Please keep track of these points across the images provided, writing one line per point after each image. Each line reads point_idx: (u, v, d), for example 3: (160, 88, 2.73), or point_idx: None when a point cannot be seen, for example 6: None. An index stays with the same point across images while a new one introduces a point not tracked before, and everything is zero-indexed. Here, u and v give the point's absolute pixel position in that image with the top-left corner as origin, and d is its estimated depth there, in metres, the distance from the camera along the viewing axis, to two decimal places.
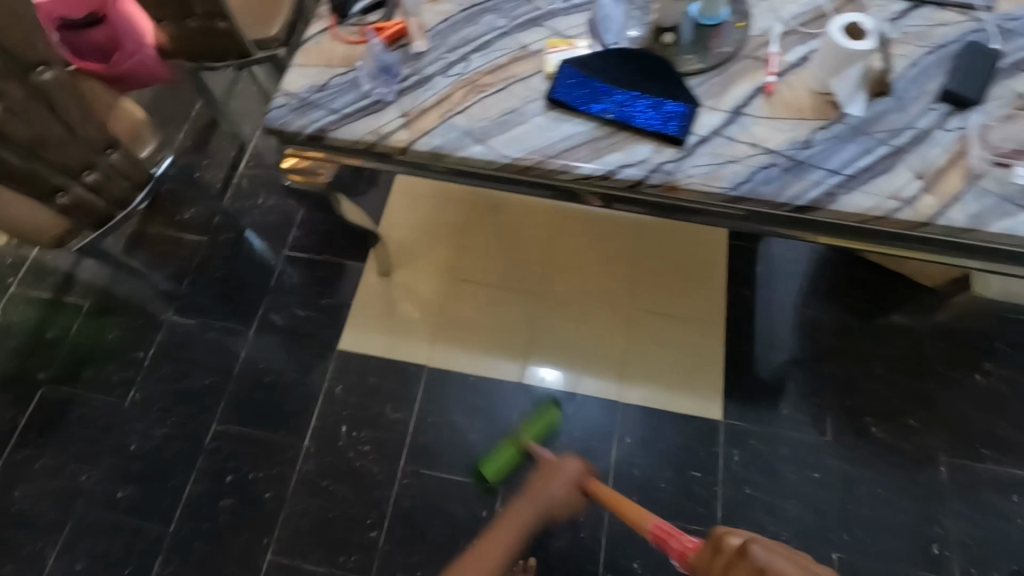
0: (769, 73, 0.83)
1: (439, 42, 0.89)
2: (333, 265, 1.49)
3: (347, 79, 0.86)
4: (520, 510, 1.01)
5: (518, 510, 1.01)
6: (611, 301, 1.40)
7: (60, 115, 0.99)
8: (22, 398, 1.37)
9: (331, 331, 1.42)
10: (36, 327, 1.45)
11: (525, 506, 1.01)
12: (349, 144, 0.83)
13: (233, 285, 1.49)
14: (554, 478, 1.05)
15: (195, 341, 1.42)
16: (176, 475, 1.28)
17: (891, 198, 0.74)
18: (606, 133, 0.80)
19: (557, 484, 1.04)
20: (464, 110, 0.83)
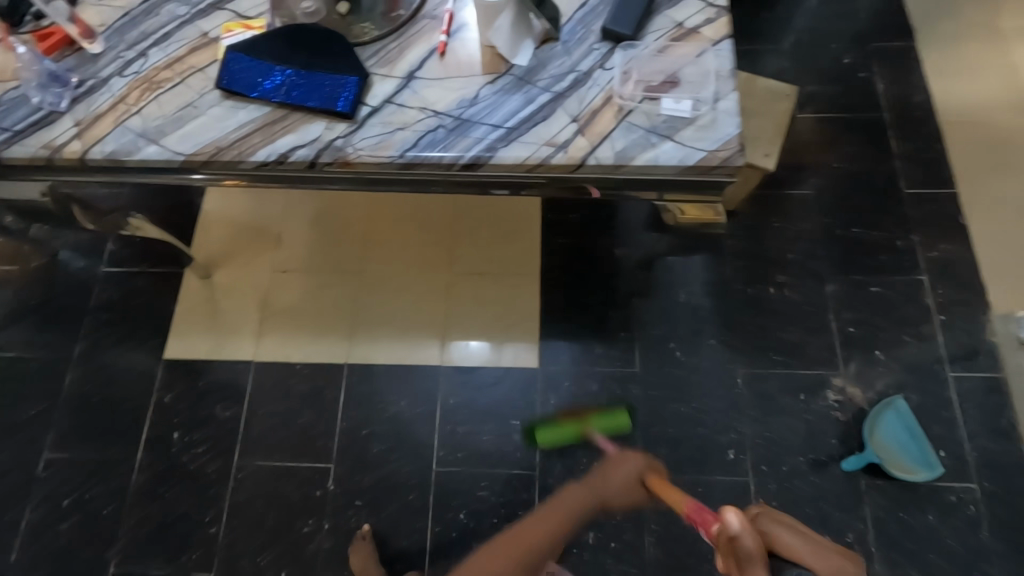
0: (442, 33, 0.83)
1: (117, 41, 0.86)
2: (153, 274, 1.47)
3: (18, 94, 0.83)
4: (563, 498, 0.97)
5: (562, 498, 0.97)
6: (427, 269, 1.44)
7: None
8: None
9: (156, 342, 1.42)
10: None
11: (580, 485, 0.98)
12: (28, 161, 0.82)
13: (51, 309, 1.46)
14: (614, 462, 1.01)
15: (18, 373, 1.41)
16: (14, 506, 1.30)
17: (546, 144, 0.76)
18: (280, 116, 0.80)
19: (619, 470, 0.99)
20: (139, 110, 0.82)
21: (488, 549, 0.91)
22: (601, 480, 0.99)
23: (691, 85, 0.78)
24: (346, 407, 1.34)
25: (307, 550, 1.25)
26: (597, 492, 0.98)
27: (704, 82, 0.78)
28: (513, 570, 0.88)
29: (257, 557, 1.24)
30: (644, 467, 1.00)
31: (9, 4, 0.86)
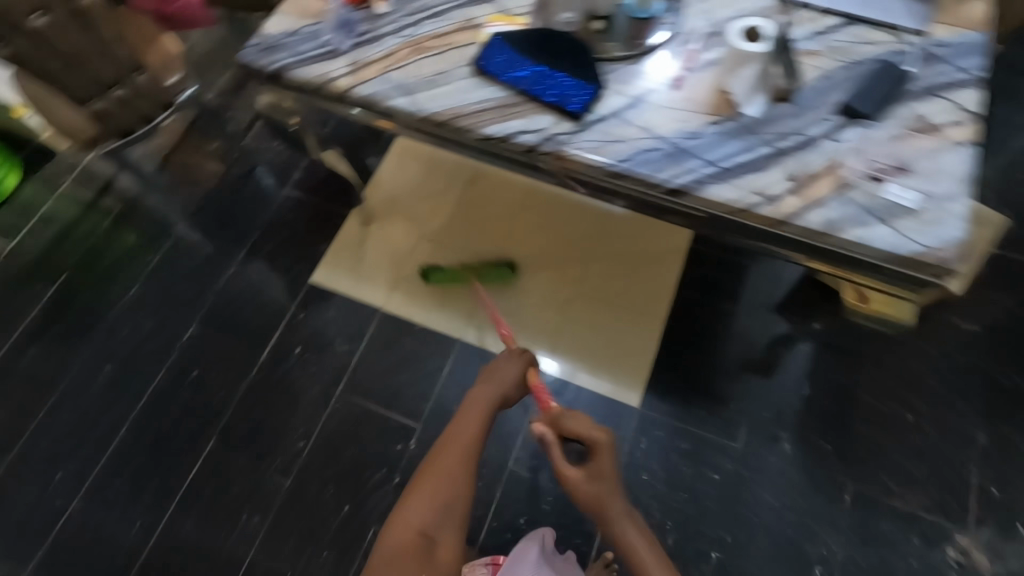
0: (681, 69, 0.89)
1: (400, 7, 1.00)
2: (322, 208, 1.66)
3: (314, 30, 0.99)
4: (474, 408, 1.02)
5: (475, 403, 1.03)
6: (557, 280, 1.49)
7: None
8: (49, 275, 1.63)
9: (306, 265, 1.58)
10: (74, 221, 1.71)
11: (486, 391, 1.04)
12: (302, 83, 0.96)
13: (234, 211, 1.68)
14: (502, 360, 1.08)
15: (193, 255, 1.63)
16: (154, 361, 1.49)
17: (753, 193, 0.78)
18: (517, 102, 0.89)
19: (503, 367, 1.07)
20: (403, 67, 0.94)
21: (426, 465, 0.96)
22: (497, 384, 1.05)
23: (920, 178, 0.77)
24: (446, 379, 1.41)
25: (369, 496, 1.31)
26: (497, 396, 1.05)
27: (935, 179, 0.77)
28: (466, 481, 0.94)
29: (326, 484, 1.32)
30: (525, 364, 1.09)
31: None
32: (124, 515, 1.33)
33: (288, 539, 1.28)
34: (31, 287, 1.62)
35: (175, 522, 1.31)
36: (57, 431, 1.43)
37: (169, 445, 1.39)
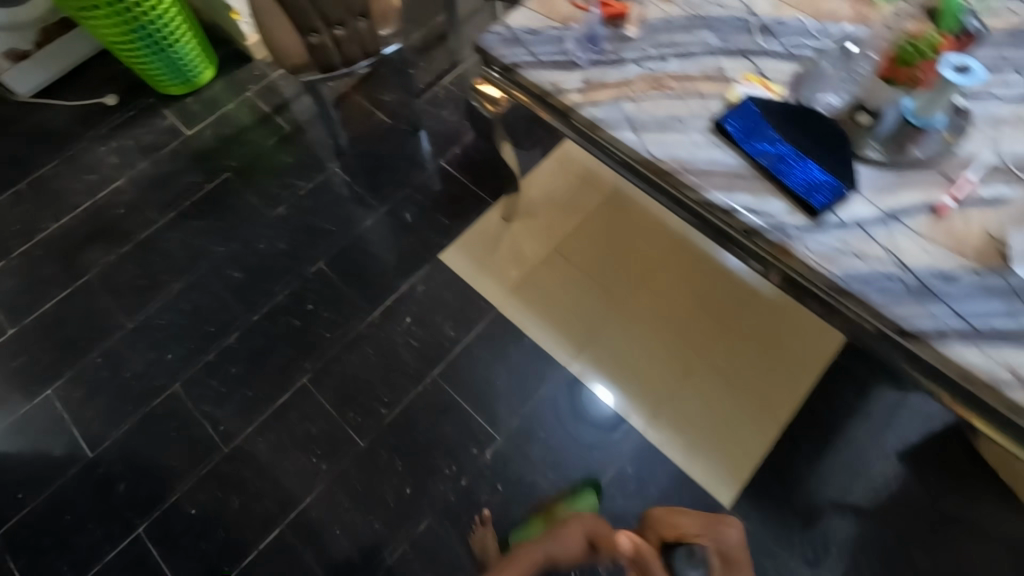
0: (948, 196, 0.78)
1: (649, 36, 0.95)
2: (470, 190, 1.67)
3: (558, 34, 0.96)
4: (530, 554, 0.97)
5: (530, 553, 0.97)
6: (680, 343, 1.41)
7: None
8: (212, 171, 1.74)
9: (439, 241, 1.59)
10: (247, 128, 1.82)
11: (540, 550, 0.98)
12: (530, 85, 0.94)
13: (388, 166, 1.72)
14: (562, 528, 1.02)
15: (340, 195, 1.68)
16: (276, 282, 1.55)
17: (1007, 370, 0.68)
18: (748, 174, 0.82)
19: (567, 538, 1.00)
20: (637, 100, 0.90)
21: None
22: (561, 548, 0.99)
23: None
24: (538, 402, 1.37)
25: (434, 486, 1.30)
26: (553, 557, 0.99)
27: None
28: None
29: (396, 460, 1.33)
30: (588, 527, 1.02)
31: None
32: (209, 416, 1.39)
33: (348, 497, 1.30)
34: (195, 176, 1.73)
35: (251, 440, 1.36)
36: (177, 316, 1.52)
37: (267, 366, 1.44)
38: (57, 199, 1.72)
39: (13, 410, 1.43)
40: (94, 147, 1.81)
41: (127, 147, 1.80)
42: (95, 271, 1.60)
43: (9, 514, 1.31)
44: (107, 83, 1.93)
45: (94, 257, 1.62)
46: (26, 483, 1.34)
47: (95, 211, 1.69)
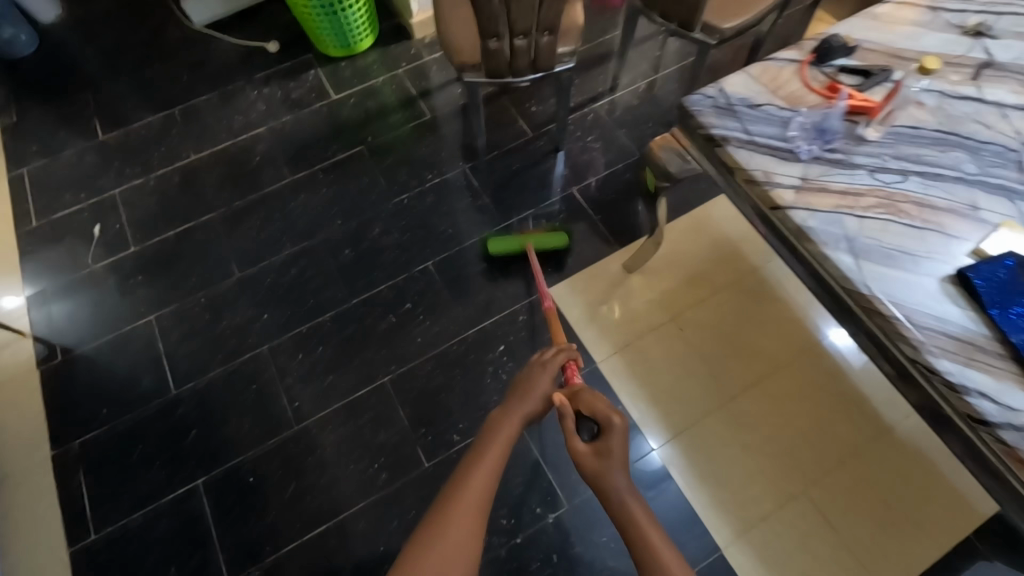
0: None
1: (890, 143, 0.88)
2: (596, 228, 1.57)
3: (780, 115, 0.89)
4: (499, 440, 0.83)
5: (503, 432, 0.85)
6: (787, 460, 1.26)
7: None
8: (348, 142, 1.74)
9: (551, 274, 1.51)
10: (390, 106, 1.80)
11: (518, 409, 0.89)
12: (736, 165, 0.87)
13: (518, 181, 1.65)
14: (538, 369, 0.96)
15: (464, 197, 1.63)
16: (381, 271, 1.52)
17: None
18: (986, 343, 0.77)
19: (541, 375, 0.95)
20: (862, 217, 0.83)
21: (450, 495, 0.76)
22: (534, 403, 0.91)
23: None
24: None
25: (488, 535, 1.24)
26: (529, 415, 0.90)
27: None
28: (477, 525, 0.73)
29: None
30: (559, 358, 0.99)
31: (834, 47, 0.92)
32: (289, 388, 1.39)
33: (401, 516, 1.26)
34: (330, 143, 1.74)
35: (323, 426, 1.34)
36: (282, 278, 1.53)
37: (352, 354, 1.42)
38: (203, 133, 1.78)
39: (117, 327, 1.49)
40: (247, 90, 1.86)
41: (277, 97, 1.84)
42: (219, 212, 1.64)
43: (91, 427, 1.37)
44: (273, 30, 1.98)
45: (222, 198, 1.66)
46: (111, 403, 1.39)
47: (234, 153, 1.74)
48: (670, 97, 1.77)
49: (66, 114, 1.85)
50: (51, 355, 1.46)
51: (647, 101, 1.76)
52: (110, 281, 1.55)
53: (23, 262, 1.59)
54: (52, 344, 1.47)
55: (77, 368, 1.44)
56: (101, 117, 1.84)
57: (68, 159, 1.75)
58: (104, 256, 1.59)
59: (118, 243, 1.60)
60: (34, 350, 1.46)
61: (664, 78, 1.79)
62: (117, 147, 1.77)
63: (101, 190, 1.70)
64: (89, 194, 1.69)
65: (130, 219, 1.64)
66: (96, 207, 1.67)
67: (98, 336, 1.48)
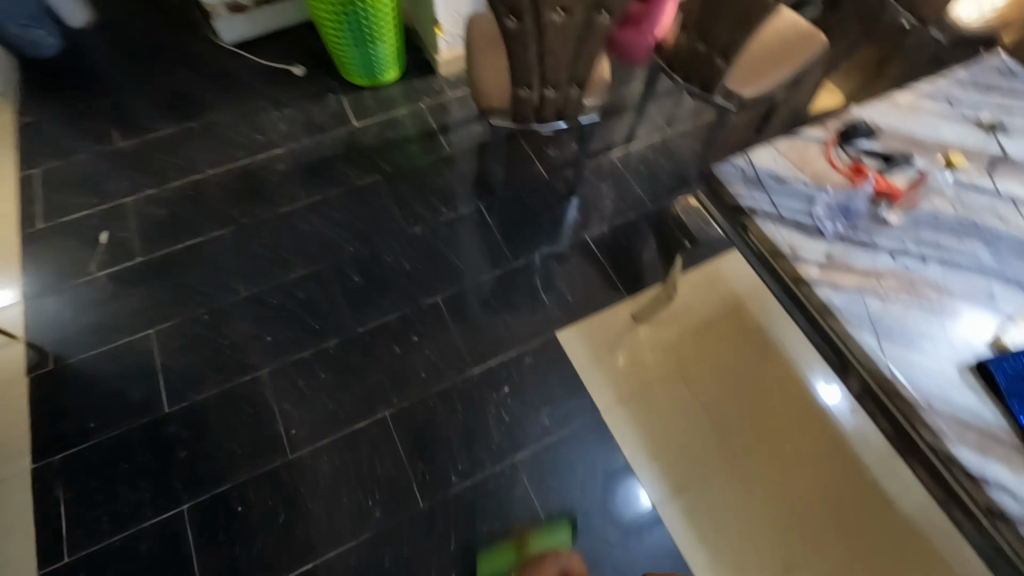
0: None
1: (911, 228, 0.92)
2: (606, 274, 1.59)
3: (807, 191, 0.93)
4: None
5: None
6: (790, 525, 1.25)
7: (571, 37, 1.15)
8: (366, 169, 1.75)
9: (559, 317, 1.51)
10: (410, 137, 1.83)
11: None
12: (763, 237, 0.91)
13: (532, 222, 1.67)
14: None
15: (477, 233, 1.64)
16: (390, 301, 1.52)
17: None
18: (1004, 437, 0.78)
19: None
20: (884, 298, 0.86)
21: None
22: None
23: None
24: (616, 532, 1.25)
25: None
26: None
27: None
28: None
29: (450, 537, 1.24)
30: None
31: (858, 131, 0.98)
32: (286, 415, 1.35)
33: (392, 558, 1.22)
34: (348, 169, 1.75)
35: (318, 457, 1.31)
36: (289, 300, 1.51)
37: (354, 384, 1.40)
38: (221, 148, 1.79)
39: (114, 339, 1.45)
40: (270, 110, 1.88)
41: (298, 119, 1.86)
42: (230, 229, 1.63)
43: (76, 441, 1.32)
44: (300, 54, 2.02)
45: (234, 216, 1.65)
46: (99, 417, 1.35)
47: (250, 171, 1.74)
48: (684, 151, 1.82)
49: (83, 118, 1.85)
50: (42, 362, 1.41)
51: (662, 153, 1.81)
52: (112, 291, 1.52)
53: (24, 264, 1.56)
54: (45, 351, 1.43)
55: (67, 378, 1.40)
56: (119, 124, 1.84)
57: (82, 163, 1.74)
58: (109, 264, 1.57)
59: (124, 252, 1.58)
60: (24, 356, 1.42)
61: (679, 133, 1.85)
62: (132, 155, 1.77)
63: (112, 197, 1.68)
64: (99, 200, 1.68)
65: (139, 228, 1.63)
66: (105, 213, 1.65)
67: (92, 346, 1.44)
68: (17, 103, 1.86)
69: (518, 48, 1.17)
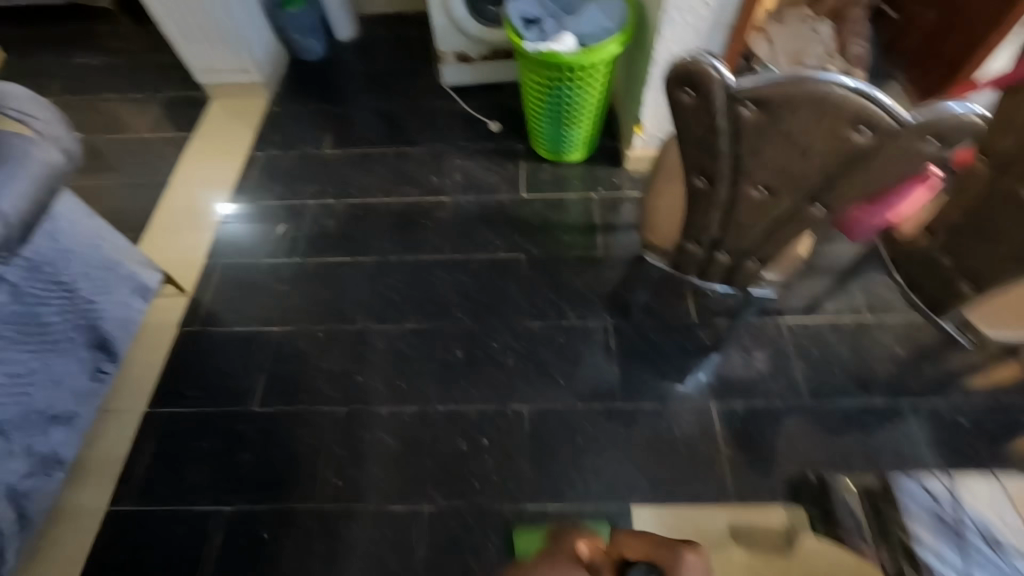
0: None
1: None
2: (717, 460, 1.36)
3: None
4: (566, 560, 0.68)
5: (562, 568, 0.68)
6: None
7: (765, 218, 0.96)
8: (514, 245, 1.73)
9: (643, 488, 1.33)
10: (569, 225, 1.76)
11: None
12: None
13: (658, 364, 1.49)
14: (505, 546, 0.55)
15: (594, 354, 1.51)
16: (480, 389, 1.46)
17: None
18: None
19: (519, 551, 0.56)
20: None
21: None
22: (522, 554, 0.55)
23: None
24: None
25: None
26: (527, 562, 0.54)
27: None
28: None
29: None
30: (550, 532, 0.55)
31: None
32: (342, 463, 1.37)
33: None
34: (498, 237, 1.75)
35: (351, 520, 1.31)
36: (394, 349, 1.54)
37: (414, 462, 1.37)
38: (401, 180, 1.91)
39: (248, 324, 1.62)
40: (455, 156, 1.97)
41: (475, 174, 1.92)
42: (375, 260, 1.72)
43: (182, 403, 1.48)
44: (503, 112, 2.08)
45: (383, 248, 1.74)
46: (206, 388, 1.50)
47: (413, 210, 1.83)
48: (876, 350, 1.47)
49: (314, 119, 2.12)
50: (191, 322, 1.62)
51: (845, 342, 1.49)
52: (264, 279, 1.71)
53: (218, 231, 1.83)
54: (198, 313, 1.65)
55: (201, 343, 1.58)
56: (334, 132, 2.07)
57: (294, 159, 2.00)
58: (274, 255, 1.76)
59: (288, 248, 1.77)
60: (182, 310, 1.65)
61: (879, 325, 1.50)
62: (332, 163, 1.98)
63: (301, 196, 1.90)
64: (291, 194, 1.90)
65: (309, 231, 1.80)
66: (291, 209, 1.86)
67: (230, 324, 1.62)
68: (273, 93, 2.21)
69: (699, 208, 1.01)
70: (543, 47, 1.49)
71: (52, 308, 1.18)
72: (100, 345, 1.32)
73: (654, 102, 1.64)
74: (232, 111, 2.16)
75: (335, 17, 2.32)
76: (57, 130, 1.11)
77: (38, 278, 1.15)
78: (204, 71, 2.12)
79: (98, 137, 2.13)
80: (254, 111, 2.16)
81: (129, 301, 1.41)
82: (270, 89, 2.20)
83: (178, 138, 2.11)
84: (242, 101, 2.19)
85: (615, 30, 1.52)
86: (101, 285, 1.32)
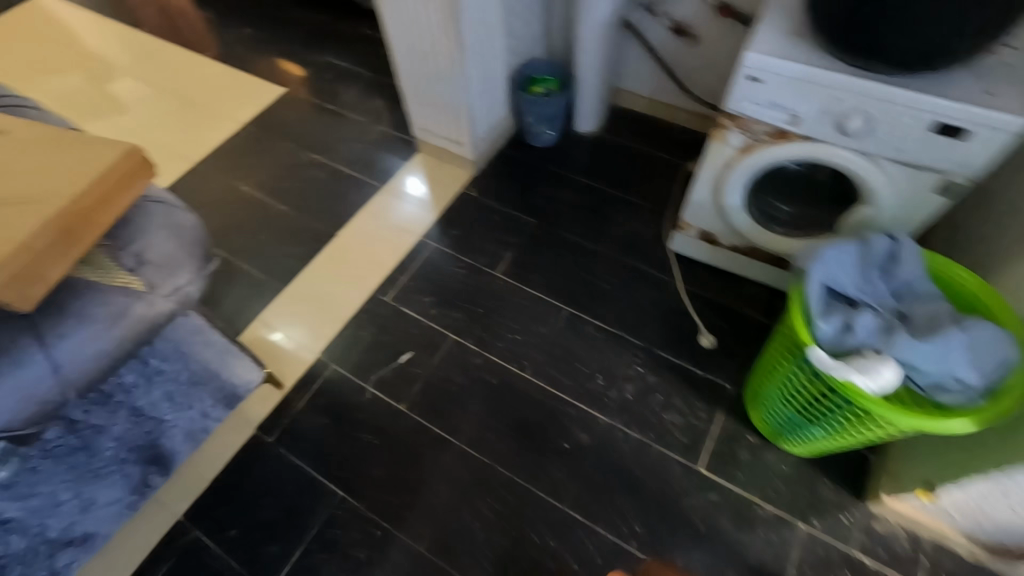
0: None
1: None
2: None
3: None
4: None
5: None
6: None
7: None
8: (654, 544, 1.24)
9: None
10: (741, 558, 1.22)
11: None
12: None
13: None
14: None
15: None
16: None
17: None
18: None
19: None
20: None
21: None
22: None
23: None
24: None
25: None
26: None
27: None
28: None
29: None
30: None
31: None
32: None
33: None
34: (637, 519, 1.27)
35: None
36: None
37: None
38: (559, 359, 1.51)
39: (318, 465, 1.37)
40: (637, 359, 1.50)
41: (652, 399, 1.43)
42: (481, 462, 1.36)
43: (215, 534, 1.29)
44: (727, 319, 1.55)
45: (497, 449, 1.37)
46: (242, 528, 1.30)
47: (555, 415, 1.42)
48: None
49: (503, 225, 1.79)
50: (270, 429, 1.43)
51: None
52: (361, 415, 1.44)
53: (349, 322, 1.61)
54: (282, 420, 1.44)
55: (266, 464, 1.38)
56: (516, 253, 1.73)
57: (459, 269, 1.70)
58: (383, 386, 1.49)
59: (401, 387, 1.48)
60: (269, 408, 1.46)
61: None
62: (496, 293, 1.64)
63: (444, 321, 1.59)
64: (436, 314, 1.61)
65: (431, 374, 1.50)
66: (427, 333, 1.57)
67: (302, 455, 1.39)
68: (478, 171, 1.93)
69: None
70: (839, 368, 0.93)
71: (111, 434, 1.02)
72: (153, 459, 1.15)
73: (979, 493, 1.03)
74: (429, 178, 1.93)
75: (582, 108, 1.94)
76: (178, 278, 0.89)
77: (105, 409, 0.98)
78: (421, 128, 1.90)
79: (302, 151, 2.04)
80: (451, 185, 1.90)
81: (210, 411, 1.23)
82: (476, 166, 1.92)
83: (367, 185, 1.93)
84: (445, 169, 1.95)
85: (976, 390, 0.91)
86: (182, 402, 1.14)
